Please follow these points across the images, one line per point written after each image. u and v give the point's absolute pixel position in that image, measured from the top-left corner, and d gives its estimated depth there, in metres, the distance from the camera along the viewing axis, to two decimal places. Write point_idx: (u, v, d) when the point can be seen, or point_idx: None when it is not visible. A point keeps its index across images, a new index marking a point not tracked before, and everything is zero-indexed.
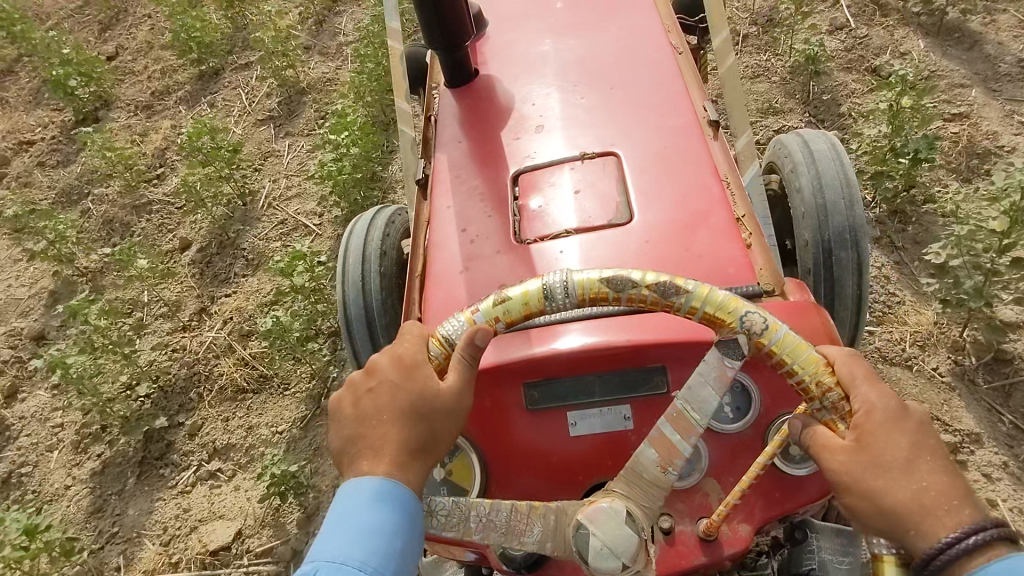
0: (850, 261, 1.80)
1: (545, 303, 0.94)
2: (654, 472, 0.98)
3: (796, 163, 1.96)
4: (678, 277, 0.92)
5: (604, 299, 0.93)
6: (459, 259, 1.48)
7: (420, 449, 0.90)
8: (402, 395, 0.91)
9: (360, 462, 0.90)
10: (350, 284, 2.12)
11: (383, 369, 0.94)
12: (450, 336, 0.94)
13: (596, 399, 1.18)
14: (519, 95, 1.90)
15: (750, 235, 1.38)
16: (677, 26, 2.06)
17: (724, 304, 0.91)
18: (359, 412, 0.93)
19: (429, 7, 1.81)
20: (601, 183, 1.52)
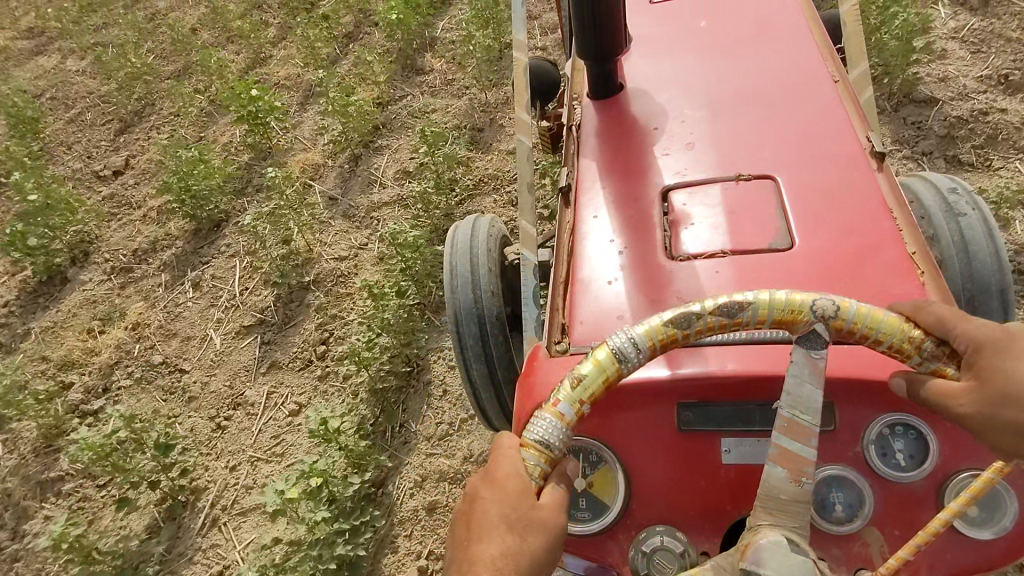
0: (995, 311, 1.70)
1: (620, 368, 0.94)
2: (790, 490, 0.90)
3: (931, 214, 1.81)
4: (734, 294, 0.93)
5: (674, 340, 0.94)
6: (605, 268, 1.46)
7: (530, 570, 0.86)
8: (507, 510, 0.90)
9: None
10: (458, 282, 2.15)
11: (482, 491, 0.93)
12: (543, 439, 0.93)
13: (753, 429, 1.13)
14: (665, 111, 1.87)
15: (924, 272, 1.29)
16: (834, 52, 1.98)
17: (788, 302, 0.91)
18: (464, 537, 0.90)
19: (587, 18, 1.81)
20: (757, 205, 1.47)
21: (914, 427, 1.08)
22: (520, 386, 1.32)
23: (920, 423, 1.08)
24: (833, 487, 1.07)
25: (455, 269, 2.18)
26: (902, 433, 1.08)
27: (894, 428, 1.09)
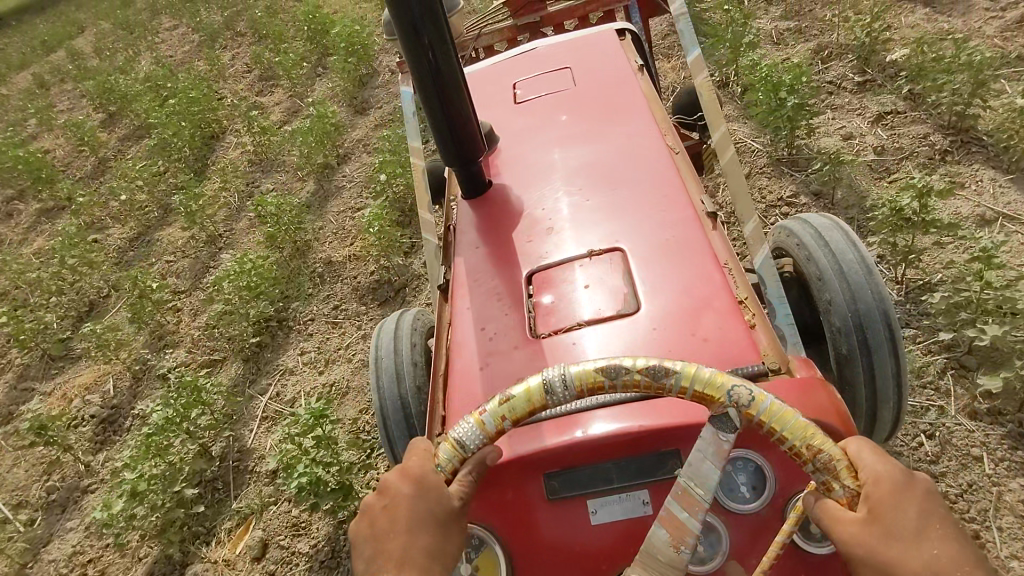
0: (882, 331, 1.85)
1: (546, 397, 0.98)
2: (668, 552, 0.95)
3: (814, 254, 2.04)
4: (665, 358, 0.95)
5: (600, 387, 0.97)
6: (480, 356, 1.57)
7: (437, 555, 0.96)
8: (420, 505, 0.98)
9: (384, 574, 0.94)
10: (385, 383, 2.18)
11: (394, 486, 1.01)
12: (461, 440, 1.00)
13: (615, 485, 1.21)
14: (530, 201, 2.05)
15: (755, 316, 1.44)
16: (673, 127, 2.22)
17: (710, 380, 0.92)
18: (376, 532, 0.99)
19: (446, 131, 2.00)
20: (609, 277, 1.61)
21: (753, 460, 1.17)
22: None
23: (757, 455, 1.18)
24: None
25: (380, 368, 2.21)
26: (743, 466, 1.17)
27: (736, 462, 1.17)
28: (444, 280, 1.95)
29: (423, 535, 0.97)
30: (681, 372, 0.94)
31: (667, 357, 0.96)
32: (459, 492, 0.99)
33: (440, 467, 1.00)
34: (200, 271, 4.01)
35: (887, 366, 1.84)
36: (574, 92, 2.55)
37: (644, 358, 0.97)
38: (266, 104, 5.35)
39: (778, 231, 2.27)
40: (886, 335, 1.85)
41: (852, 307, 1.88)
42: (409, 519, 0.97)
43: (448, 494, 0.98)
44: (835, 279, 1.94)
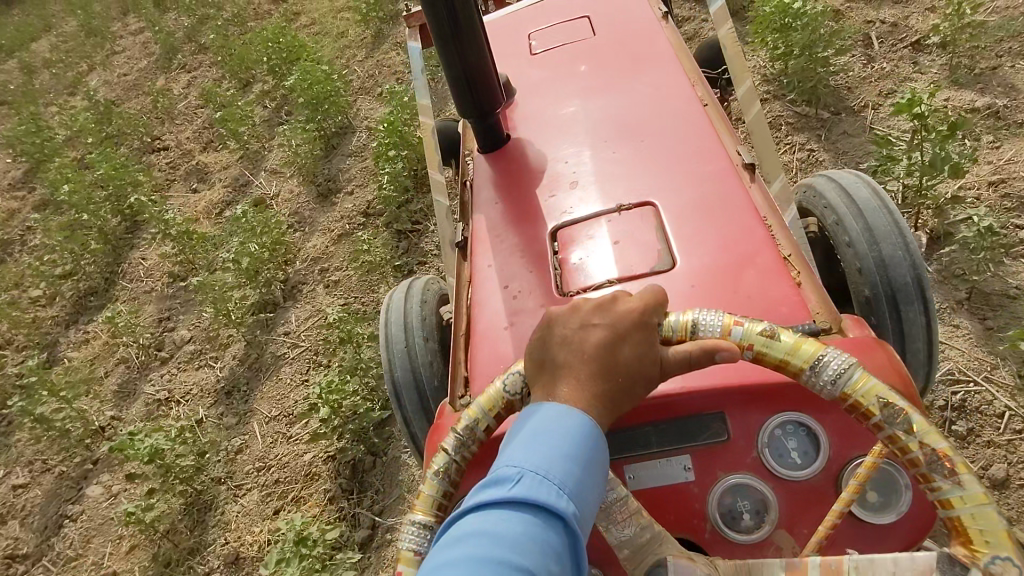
0: (914, 297, 1.75)
1: (795, 355, 0.95)
2: None
3: (843, 214, 1.93)
4: (910, 408, 0.89)
5: (829, 378, 0.92)
6: (504, 315, 1.49)
7: (606, 405, 0.87)
8: (620, 345, 0.90)
9: (563, 385, 0.88)
10: (393, 344, 2.13)
11: (612, 311, 0.93)
12: (699, 326, 0.97)
13: (653, 450, 1.13)
14: (551, 154, 1.94)
15: (799, 272, 1.34)
16: (702, 76, 2.09)
17: (938, 449, 0.84)
18: (574, 342, 0.91)
19: (462, 78, 1.88)
20: (639, 233, 1.51)
21: (804, 424, 1.09)
22: (428, 445, 1.35)
23: (808, 418, 1.10)
24: (738, 497, 1.08)
25: (389, 328, 2.17)
26: (794, 431, 1.10)
27: (786, 427, 1.10)
28: (461, 237, 1.85)
29: (606, 378, 0.88)
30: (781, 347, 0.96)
31: (916, 412, 0.89)
32: (600, 337, 0.90)
33: (670, 331, 0.97)
34: (55, 520, 2.86)
35: (920, 340, 1.76)
36: (594, 42, 2.42)
37: (893, 394, 0.91)
38: (213, 166, 4.20)
39: (801, 194, 2.15)
40: (920, 306, 1.76)
41: (882, 272, 1.78)
42: (607, 354, 0.89)
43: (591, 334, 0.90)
44: (866, 244, 1.83)
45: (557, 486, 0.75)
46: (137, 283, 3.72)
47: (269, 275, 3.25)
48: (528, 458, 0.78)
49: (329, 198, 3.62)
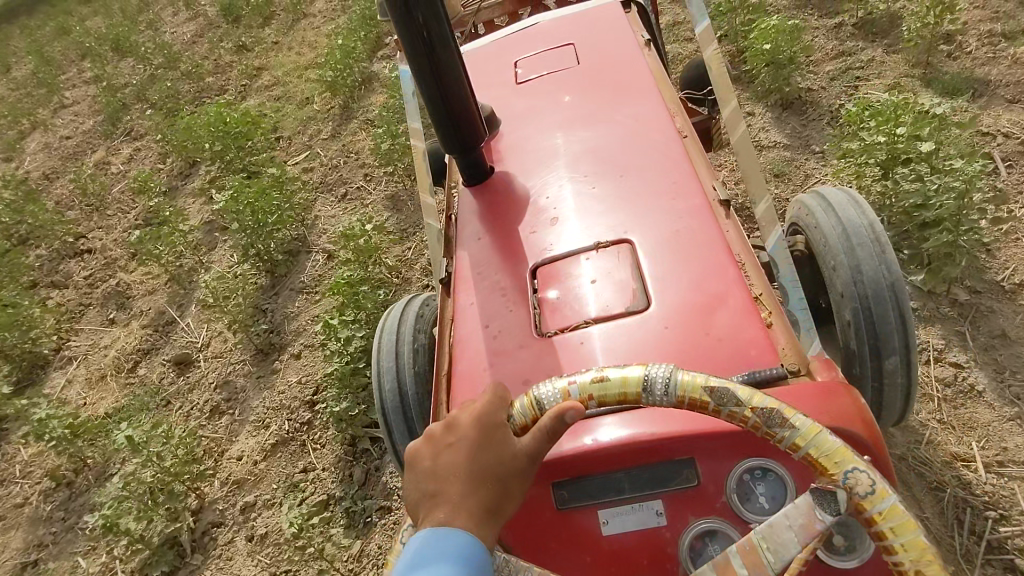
0: (893, 331, 1.78)
1: (642, 394, 0.95)
2: None
3: (829, 241, 1.94)
4: (787, 409, 0.90)
5: (703, 407, 0.93)
6: (485, 355, 1.52)
7: (491, 509, 0.90)
8: (480, 456, 0.93)
9: (438, 508, 0.90)
10: (384, 365, 2.15)
11: (462, 425, 0.97)
12: (541, 399, 0.96)
13: (626, 496, 1.16)
14: (534, 188, 1.97)
15: (771, 313, 1.37)
16: (683, 107, 2.12)
17: (831, 451, 0.87)
18: (439, 466, 0.94)
19: (444, 116, 1.91)
20: (617, 272, 1.54)
21: (773, 470, 1.12)
22: None
23: (777, 464, 1.12)
24: (708, 542, 1.11)
25: (382, 348, 2.19)
26: (762, 476, 1.12)
27: (754, 472, 1.12)
28: (446, 272, 1.88)
29: (482, 488, 0.90)
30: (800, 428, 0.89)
31: (791, 407, 0.91)
32: (528, 445, 0.92)
33: (514, 417, 0.97)
34: None
35: (896, 378, 1.80)
36: (577, 70, 2.46)
37: (762, 396, 0.92)
38: (137, 289, 3.86)
39: (797, 209, 2.16)
40: (901, 346, 1.78)
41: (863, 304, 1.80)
42: (470, 467, 0.92)
43: (517, 443, 0.93)
44: (847, 273, 1.85)
45: None
46: (11, 489, 3.16)
47: (176, 504, 2.66)
48: None
49: (271, 356, 3.20)
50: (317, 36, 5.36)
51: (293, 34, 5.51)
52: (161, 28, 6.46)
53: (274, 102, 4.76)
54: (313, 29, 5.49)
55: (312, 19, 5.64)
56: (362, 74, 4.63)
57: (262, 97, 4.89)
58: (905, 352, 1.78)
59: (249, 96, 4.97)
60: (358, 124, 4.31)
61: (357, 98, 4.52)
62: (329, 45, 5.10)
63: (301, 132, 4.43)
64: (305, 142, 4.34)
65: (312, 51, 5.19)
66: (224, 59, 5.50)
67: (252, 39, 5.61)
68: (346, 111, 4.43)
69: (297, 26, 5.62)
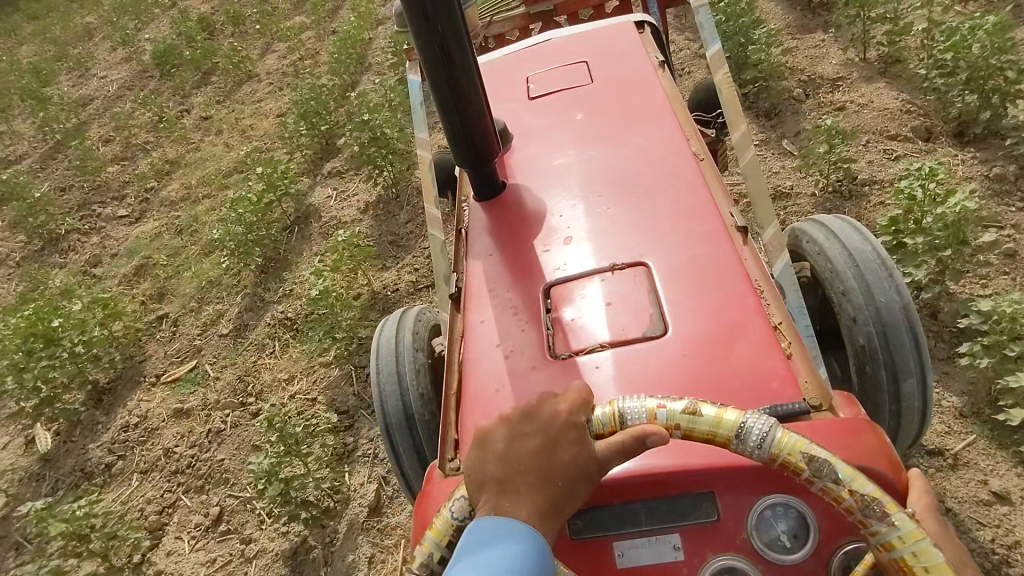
0: (909, 353, 1.76)
1: (732, 440, 0.94)
2: None
3: (837, 266, 1.92)
4: (891, 502, 0.88)
5: (792, 468, 0.92)
6: (496, 374, 1.49)
7: (553, 508, 0.90)
8: (553, 450, 0.94)
9: (505, 501, 0.90)
10: (384, 373, 2.13)
11: (543, 415, 0.98)
12: (626, 415, 0.97)
13: (642, 528, 1.13)
14: (547, 205, 1.95)
15: (791, 344, 1.35)
16: (698, 131, 2.11)
17: (924, 558, 0.83)
18: (510, 454, 0.95)
19: (460, 130, 1.89)
20: (633, 294, 1.52)
21: (795, 509, 1.09)
22: (417, 510, 1.34)
23: (799, 501, 1.09)
24: None
25: (381, 355, 2.17)
26: (784, 513, 1.09)
27: (776, 508, 1.09)
28: (455, 287, 1.85)
29: (551, 482, 0.91)
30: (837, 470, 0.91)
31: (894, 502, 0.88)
32: (605, 451, 0.93)
33: (594, 424, 0.98)
34: None
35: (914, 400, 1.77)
36: (590, 89, 2.45)
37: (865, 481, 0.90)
38: None
39: (794, 236, 2.16)
40: (916, 366, 1.75)
41: (878, 326, 1.78)
42: (544, 460, 0.93)
43: (594, 447, 0.94)
44: (866, 306, 1.81)
45: None
46: None
47: None
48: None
49: None
50: (249, 121, 5.07)
51: (228, 108, 5.34)
52: (90, 69, 6.55)
53: (166, 258, 4.18)
54: (253, 103, 5.30)
55: (251, 88, 5.49)
56: (287, 216, 4.06)
57: (164, 219, 4.50)
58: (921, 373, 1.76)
59: (119, 264, 4.24)
60: (262, 342, 3.43)
61: (274, 285, 3.73)
62: (270, 124, 4.97)
63: (189, 328, 3.70)
64: (190, 342, 3.62)
65: (240, 133, 4.99)
66: (137, 144, 5.28)
67: (183, 112, 5.48)
68: (262, 308, 3.63)
69: (233, 95, 5.49)
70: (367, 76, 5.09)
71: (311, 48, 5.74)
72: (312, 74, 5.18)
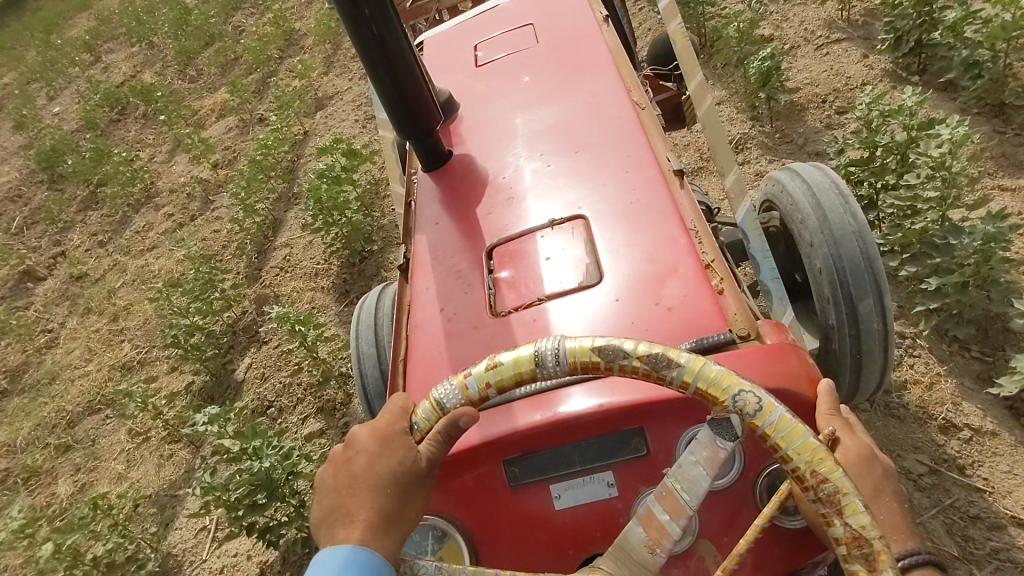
0: (869, 297, 1.76)
1: (537, 370, 0.90)
2: (642, 554, 0.89)
3: (801, 208, 1.96)
4: (670, 349, 0.86)
5: (595, 367, 0.88)
6: (442, 337, 1.51)
7: (389, 518, 0.88)
8: (382, 461, 0.91)
9: (337, 529, 0.86)
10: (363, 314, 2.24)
11: (361, 439, 0.94)
12: (442, 401, 0.94)
13: (577, 469, 1.15)
14: (493, 170, 1.95)
15: (722, 281, 1.36)
16: (639, 82, 2.11)
17: (716, 380, 0.83)
18: (337, 482, 0.91)
19: (397, 104, 1.88)
20: (568, 249, 1.53)
21: None
22: None
23: None
24: None
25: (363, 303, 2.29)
26: None
27: None
28: (405, 258, 1.86)
29: (376, 495, 0.88)
30: (808, 453, 0.79)
31: (673, 346, 0.87)
32: (429, 452, 0.92)
33: (417, 424, 0.95)
34: None
35: (875, 346, 1.77)
36: (535, 51, 2.43)
37: (646, 343, 0.87)
38: None
39: (767, 184, 2.18)
40: (876, 310, 1.76)
41: (837, 268, 1.80)
42: (369, 476, 0.90)
43: (418, 451, 0.92)
44: (826, 249, 1.84)
45: None
46: None
47: None
48: None
49: None
50: (126, 299, 4.15)
51: (111, 253, 4.62)
52: None
53: None
54: (138, 246, 4.53)
55: (144, 219, 4.77)
56: None
57: None
58: (882, 316, 1.77)
59: None
60: None
61: None
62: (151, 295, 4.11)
63: None
64: None
65: (122, 303, 4.12)
66: None
67: (53, 267, 4.73)
68: None
69: (122, 232, 4.76)
70: (295, 205, 4.24)
71: (229, 148, 5.01)
72: (217, 213, 4.49)
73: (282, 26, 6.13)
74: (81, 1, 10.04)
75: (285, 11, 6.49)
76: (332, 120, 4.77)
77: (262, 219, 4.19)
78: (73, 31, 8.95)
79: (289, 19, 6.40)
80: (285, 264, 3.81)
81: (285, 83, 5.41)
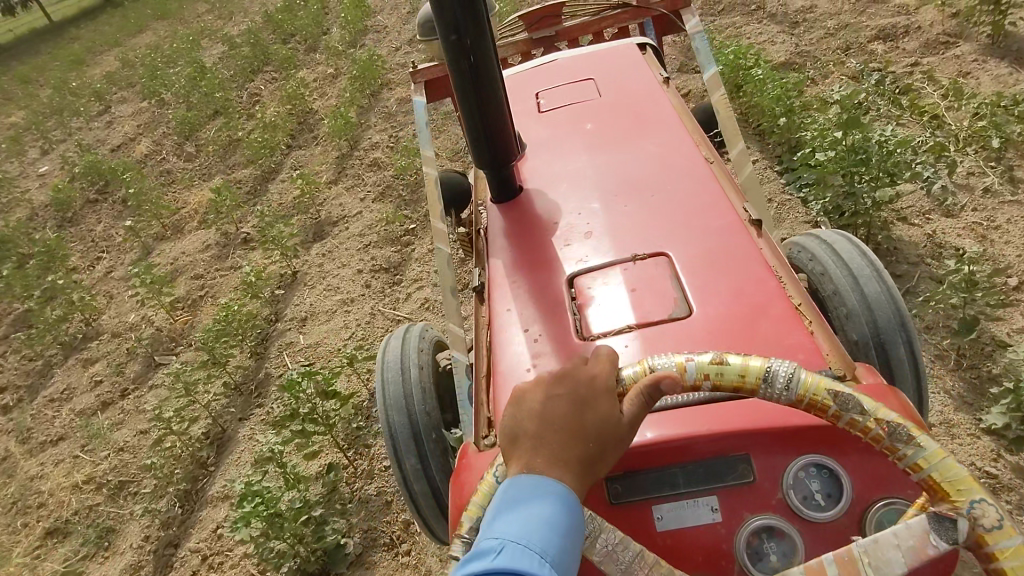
0: (905, 363, 1.80)
1: (761, 384, 0.97)
2: None
3: (831, 273, 1.96)
4: (915, 428, 0.92)
5: (823, 409, 0.96)
6: (525, 359, 1.53)
7: (586, 465, 0.91)
8: (590, 413, 0.93)
9: (539, 458, 0.92)
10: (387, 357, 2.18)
11: (573, 378, 0.97)
12: (656, 368, 0.99)
13: (681, 491, 1.16)
14: (562, 207, 2.01)
15: (812, 322, 1.41)
16: (707, 137, 2.21)
17: (954, 478, 0.88)
18: (542, 413, 0.95)
19: (481, 136, 1.96)
20: (655, 282, 1.57)
21: (828, 469, 1.13)
22: (454, 487, 1.37)
23: (832, 463, 1.13)
24: (765, 538, 1.11)
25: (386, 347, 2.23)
26: (817, 473, 1.13)
27: (809, 469, 1.14)
28: (478, 282, 1.91)
29: (581, 441, 0.92)
30: None
31: (919, 430, 0.93)
32: (634, 414, 0.93)
33: (624, 381, 0.99)
34: None
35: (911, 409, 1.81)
36: (600, 102, 2.54)
37: (890, 413, 0.94)
38: None
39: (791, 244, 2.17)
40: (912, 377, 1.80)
41: (875, 335, 1.82)
42: (575, 420, 0.93)
43: (625, 411, 0.93)
44: (863, 316, 1.85)
45: (537, 555, 0.84)
46: None
47: None
48: (508, 529, 0.86)
49: None
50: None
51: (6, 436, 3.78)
52: None
53: None
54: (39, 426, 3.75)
55: (66, 378, 4.01)
56: None
57: None
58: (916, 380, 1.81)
59: None
60: None
61: None
62: (22, 550, 3.10)
63: None
64: None
65: None
66: None
67: None
68: None
69: (35, 395, 4.01)
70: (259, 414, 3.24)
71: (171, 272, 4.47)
72: (146, 401, 3.61)
73: (295, 105, 5.65)
74: (114, 40, 10.27)
75: (306, 87, 6.09)
76: (328, 265, 3.98)
77: (193, 459, 3.15)
78: (92, 74, 9.01)
79: (307, 96, 5.95)
80: (214, 553, 2.71)
81: (282, 194, 4.78)
